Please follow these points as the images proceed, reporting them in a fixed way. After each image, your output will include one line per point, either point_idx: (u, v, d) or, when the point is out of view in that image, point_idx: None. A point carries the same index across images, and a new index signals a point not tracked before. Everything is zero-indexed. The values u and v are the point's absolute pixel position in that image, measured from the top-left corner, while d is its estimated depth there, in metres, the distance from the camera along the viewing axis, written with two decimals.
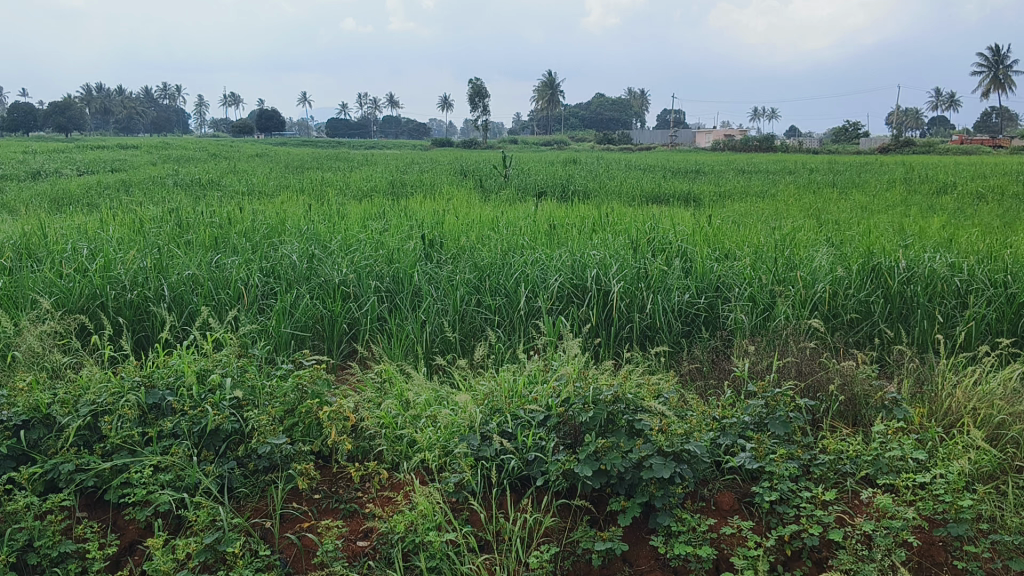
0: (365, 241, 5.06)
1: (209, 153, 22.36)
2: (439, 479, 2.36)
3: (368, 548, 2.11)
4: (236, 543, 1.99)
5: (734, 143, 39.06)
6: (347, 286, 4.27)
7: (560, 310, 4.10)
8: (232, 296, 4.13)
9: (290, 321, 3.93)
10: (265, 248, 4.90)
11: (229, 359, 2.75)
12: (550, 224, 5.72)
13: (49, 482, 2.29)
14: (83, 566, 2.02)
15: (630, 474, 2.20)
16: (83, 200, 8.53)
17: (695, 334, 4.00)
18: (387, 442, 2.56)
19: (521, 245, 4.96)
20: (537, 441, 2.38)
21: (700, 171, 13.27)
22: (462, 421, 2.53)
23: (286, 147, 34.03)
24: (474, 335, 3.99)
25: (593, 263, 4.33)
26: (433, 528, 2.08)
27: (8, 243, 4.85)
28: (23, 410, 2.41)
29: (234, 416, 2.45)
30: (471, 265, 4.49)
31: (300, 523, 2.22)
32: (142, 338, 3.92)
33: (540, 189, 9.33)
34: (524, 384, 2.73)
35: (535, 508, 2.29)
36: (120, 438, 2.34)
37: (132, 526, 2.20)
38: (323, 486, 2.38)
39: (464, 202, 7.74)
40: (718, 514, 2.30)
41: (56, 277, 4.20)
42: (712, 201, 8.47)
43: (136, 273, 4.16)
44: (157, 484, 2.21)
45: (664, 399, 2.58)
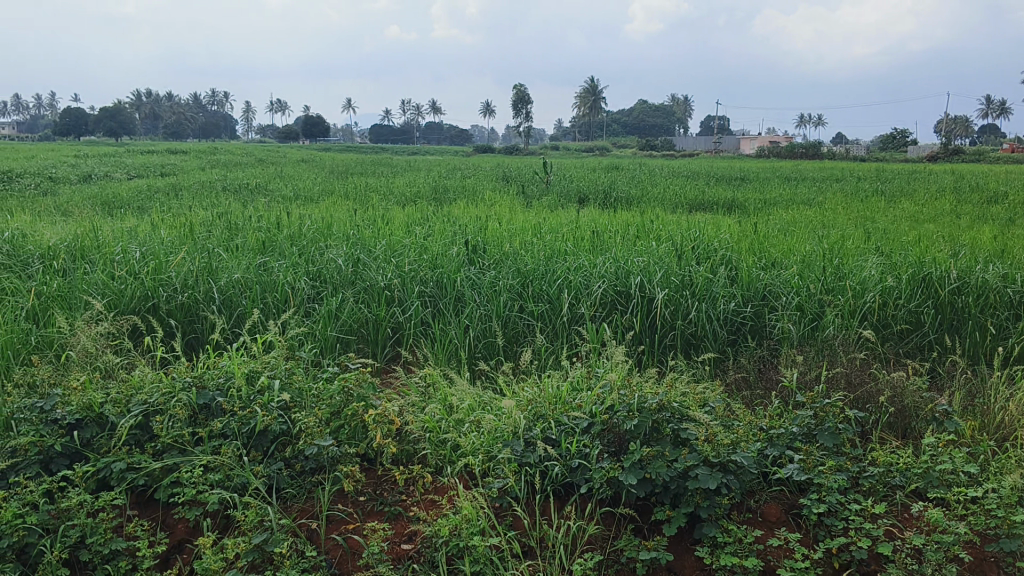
0: (409, 246, 5.09)
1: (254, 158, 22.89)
2: (483, 484, 2.35)
3: (412, 551, 2.12)
4: (283, 544, 2.00)
5: (778, 150, 38.98)
6: (392, 290, 4.30)
7: (603, 317, 4.09)
8: (279, 299, 4.18)
9: (336, 324, 3.98)
10: (311, 251, 4.95)
11: (278, 361, 2.79)
12: (593, 230, 5.70)
13: (101, 480, 2.33)
14: (134, 564, 2.05)
15: (675, 484, 2.18)
16: (133, 204, 8.70)
17: (741, 343, 3.96)
18: (432, 447, 2.57)
19: (565, 252, 4.96)
20: (582, 448, 2.36)
21: (744, 177, 13.21)
22: (506, 427, 2.53)
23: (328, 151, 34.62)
24: (518, 341, 3.99)
25: (637, 270, 4.31)
26: (477, 533, 2.07)
27: (63, 245, 4.98)
28: (77, 408, 2.46)
29: (283, 417, 2.49)
30: (514, 270, 4.49)
31: (345, 525, 2.23)
32: (192, 339, 3.99)
33: (582, 195, 9.33)
34: (568, 390, 2.72)
35: (579, 515, 2.28)
36: (170, 438, 2.38)
37: (181, 524, 2.23)
38: (368, 489, 2.39)
39: (507, 208, 7.76)
40: (765, 526, 2.28)
41: (109, 278, 4.29)
42: (756, 208, 8.40)
43: (187, 276, 4.23)
44: (206, 483, 2.24)
45: (710, 408, 2.56)
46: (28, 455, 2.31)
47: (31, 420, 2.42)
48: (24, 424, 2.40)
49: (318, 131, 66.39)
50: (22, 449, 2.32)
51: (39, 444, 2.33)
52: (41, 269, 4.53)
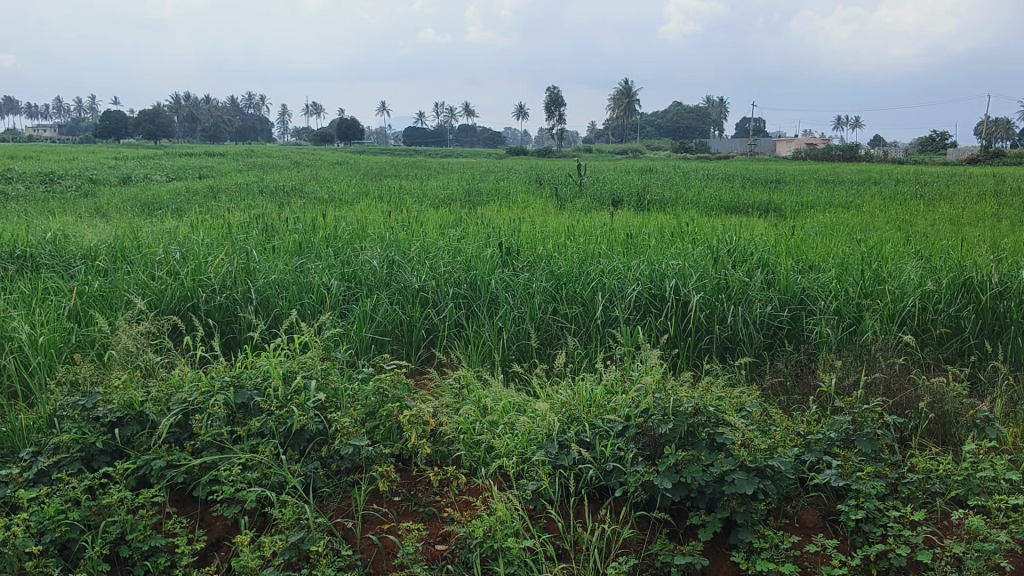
0: (443, 247, 5.11)
1: (284, 160, 23.77)
2: (517, 486, 2.36)
3: (446, 552, 2.12)
4: (319, 542, 2.02)
5: (814, 152, 38.65)
6: (427, 292, 4.32)
7: (638, 319, 4.08)
8: (315, 299, 4.22)
9: (371, 325, 4.00)
10: (346, 253, 4.99)
11: (314, 361, 2.81)
12: (627, 233, 5.68)
13: (141, 478, 2.36)
14: (173, 560, 2.08)
15: (711, 488, 2.17)
16: (172, 205, 8.83)
17: (778, 347, 3.92)
18: (466, 448, 2.58)
19: (599, 255, 4.94)
20: (616, 452, 2.35)
21: (779, 180, 13.12)
22: (540, 429, 2.52)
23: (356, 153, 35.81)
24: (552, 343, 3.98)
25: (671, 273, 4.28)
26: (511, 535, 2.07)
27: (104, 245, 5.06)
28: (118, 407, 2.50)
29: (319, 417, 2.51)
30: (548, 273, 4.49)
31: (380, 525, 2.25)
32: (230, 339, 4.03)
33: (616, 197, 9.31)
34: (603, 393, 2.71)
35: (613, 519, 2.27)
36: (209, 436, 2.41)
37: (220, 522, 2.26)
38: (403, 489, 2.41)
39: (540, 210, 7.77)
40: (802, 532, 2.25)
41: (149, 279, 4.35)
42: (793, 211, 8.32)
43: (225, 277, 4.29)
44: (244, 482, 2.26)
45: (746, 413, 2.54)
46: (70, 451, 2.35)
47: (73, 418, 2.47)
48: (67, 422, 2.46)
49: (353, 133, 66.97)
50: (65, 446, 2.37)
51: (81, 442, 2.37)
52: (83, 269, 4.61)
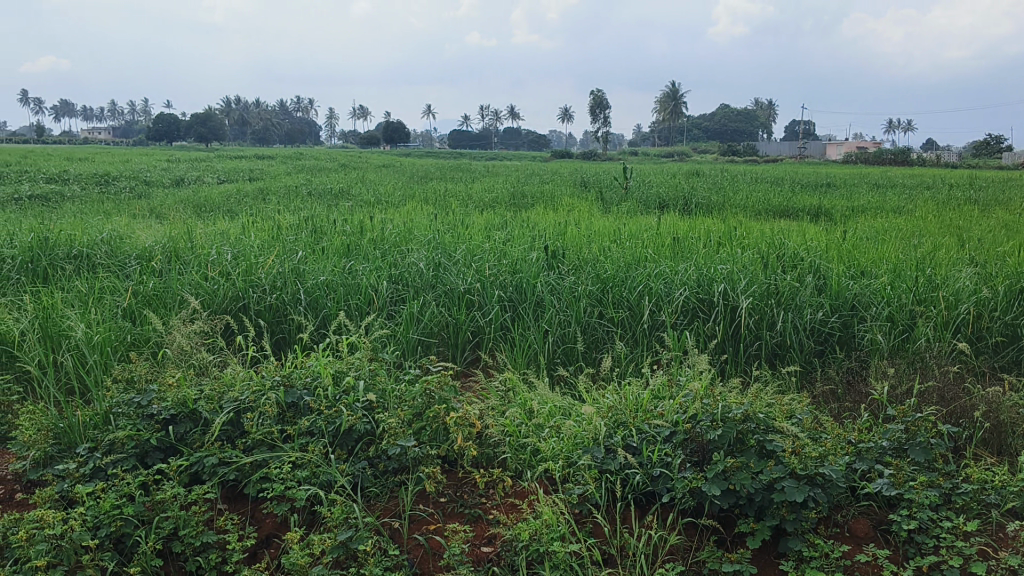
0: (489, 251, 5.12)
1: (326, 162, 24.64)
2: (563, 489, 2.35)
3: (492, 554, 2.13)
4: (367, 541, 2.03)
5: (865, 156, 38.03)
6: (473, 294, 4.34)
7: (685, 324, 4.04)
8: (363, 300, 4.25)
9: (418, 327, 4.02)
10: (393, 255, 5.03)
11: (362, 362, 2.84)
12: (674, 237, 5.64)
13: (194, 474, 2.40)
14: (224, 557, 2.11)
15: (760, 496, 2.14)
16: (223, 207, 8.98)
17: (829, 354, 3.87)
18: (512, 451, 2.58)
19: (645, 259, 4.92)
20: (663, 457, 2.34)
21: (829, 184, 12.94)
22: (586, 434, 2.52)
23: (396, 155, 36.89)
24: (598, 347, 3.97)
25: (720, 277, 4.24)
26: (557, 539, 2.07)
27: (158, 245, 5.17)
28: (171, 404, 2.55)
29: (367, 417, 2.54)
30: (594, 276, 4.47)
31: (427, 525, 2.26)
32: (280, 339, 4.08)
33: (662, 201, 9.24)
34: (650, 398, 2.69)
35: (661, 524, 2.26)
36: (260, 434, 2.45)
37: (269, 519, 2.29)
38: (449, 490, 2.42)
39: (585, 213, 7.75)
40: (853, 541, 2.22)
41: (202, 279, 4.43)
42: (843, 216, 8.19)
43: (276, 278, 4.35)
44: (294, 480, 2.29)
45: (797, 420, 2.51)
46: (125, 448, 2.40)
47: (129, 415, 2.53)
48: (122, 419, 2.52)
49: (399, 135, 67.53)
50: (120, 442, 2.42)
51: (136, 438, 2.42)
52: (138, 268, 4.71)
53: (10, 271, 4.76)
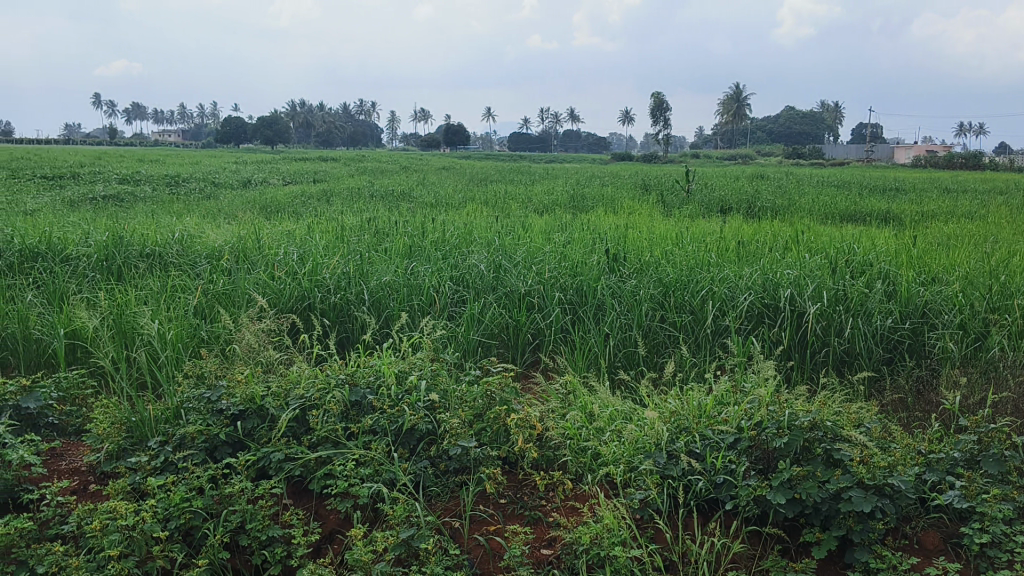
0: (550, 253, 5.12)
1: (388, 164, 25.01)
2: (625, 494, 2.34)
3: (553, 556, 2.13)
4: (429, 540, 2.05)
5: (935, 160, 37.08)
6: (533, 297, 4.35)
7: (749, 329, 3.99)
8: (424, 301, 4.29)
9: (479, 328, 4.04)
10: (454, 256, 5.07)
11: (424, 362, 2.87)
12: (737, 241, 5.57)
13: (261, 469, 2.45)
14: (288, 551, 2.14)
15: (826, 505, 2.11)
16: (288, 208, 9.16)
17: (898, 362, 3.77)
18: (573, 454, 2.57)
19: (709, 263, 4.87)
20: (727, 464, 2.31)
21: (899, 188, 12.65)
22: (648, 438, 2.50)
23: (454, 159, 37.53)
24: (660, 351, 3.94)
25: (786, 283, 4.18)
26: (618, 543, 2.05)
27: (228, 245, 5.30)
28: (240, 400, 2.61)
29: (429, 417, 2.57)
30: (656, 280, 4.43)
31: (487, 526, 2.27)
32: (343, 338, 4.14)
33: (724, 204, 9.13)
34: (713, 403, 2.67)
35: (723, 532, 2.23)
36: (325, 431, 2.49)
37: (333, 515, 2.32)
38: (510, 492, 2.42)
39: (646, 216, 7.70)
40: (922, 554, 2.16)
41: (269, 278, 4.53)
42: (912, 221, 7.99)
43: (341, 279, 4.42)
44: (357, 477, 2.32)
45: (864, 429, 2.46)
46: (195, 442, 2.47)
47: (199, 410, 2.59)
48: (193, 414, 2.59)
49: (461, 138, 67.94)
50: (190, 437, 2.49)
51: (205, 433, 2.48)
52: (208, 267, 4.83)
53: (86, 268, 4.92)
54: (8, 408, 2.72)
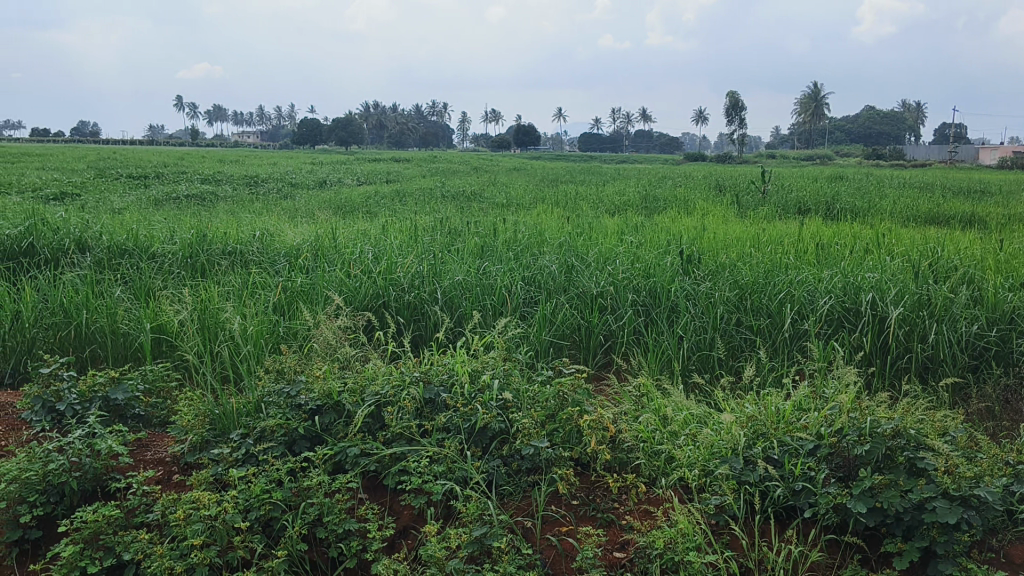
0: (622, 254, 5.09)
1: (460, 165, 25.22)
2: (699, 499, 2.30)
3: (625, 559, 2.11)
4: (502, 538, 2.06)
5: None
6: (606, 298, 4.33)
7: (828, 333, 3.90)
8: (497, 301, 4.31)
9: (551, 329, 4.04)
10: (527, 257, 5.08)
11: (497, 361, 2.89)
12: (815, 243, 5.45)
13: (337, 464, 2.49)
14: (364, 545, 2.17)
15: (909, 515, 2.04)
16: (362, 208, 9.30)
17: (985, 369, 3.64)
18: (646, 457, 2.54)
19: (786, 265, 4.78)
20: (806, 471, 2.26)
21: (986, 189, 12.27)
22: (724, 443, 2.46)
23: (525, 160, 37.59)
24: (736, 355, 3.87)
25: (867, 286, 4.09)
26: (693, 548, 2.03)
27: (305, 245, 5.40)
28: (318, 395, 2.67)
29: (502, 416, 2.58)
30: (732, 282, 4.37)
31: (560, 526, 2.26)
32: (417, 337, 4.19)
33: (801, 206, 8.96)
34: (791, 409, 2.61)
35: (801, 540, 2.18)
36: (400, 428, 2.52)
37: (407, 511, 2.34)
38: (582, 493, 2.41)
39: (720, 217, 7.60)
40: (1010, 568, 2.07)
41: (346, 276, 4.61)
42: (1000, 223, 7.70)
43: (415, 278, 4.48)
44: (431, 474, 2.34)
45: (950, 438, 2.37)
46: (275, 435, 2.52)
47: (278, 404, 2.66)
48: (273, 408, 2.65)
49: (532, 139, 68.00)
50: (270, 430, 2.54)
51: (284, 427, 2.54)
52: (287, 266, 4.93)
53: (171, 265, 5.07)
54: (98, 399, 2.82)
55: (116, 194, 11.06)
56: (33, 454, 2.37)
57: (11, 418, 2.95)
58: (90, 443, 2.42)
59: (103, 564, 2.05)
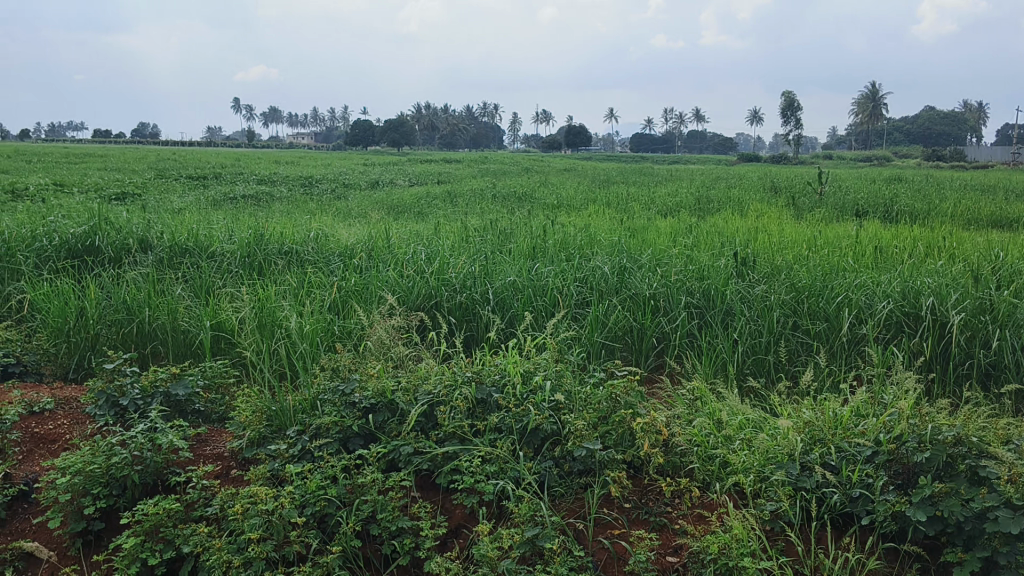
0: (676, 256, 5.06)
1: (511, 165, 25.26)
2: (754, 504, 2.28)
3: (678, 564, 2.10)
4: (554, 540, 2.05)
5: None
6: (658, 300, 4.30)
7: (887, 339, 3.83)
8: (549, 302, 4.31)
9: (603, 331, 4.02)
10: (578, 258, 5.07)
11: (549, 363, 2.89)
12: (874, 246, 5.35)
13: (391, 462, 2.51)
14: (416, 543, 2.18)
15: (970, 525, 1.98)
16: (414, 209, 9.39)
17: None
18: (700, 461, 2.52)
19: (844, 268, 4.70)
20: (864, 478, 2.22)
21: None
22: (780, 449, 2.42)
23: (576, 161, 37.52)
24: (792, 359, 3.82)
25: (927, 291, 4.00)
26: (747, 554, 2.00)
27: (360, 246, 5.47)
28: (372, 394, 2.70)
29: (553, 418, 2.59)
30: (788, 286, 4.31)
31: (611, 529, 2.25)
32: (469, 337, 4.21)
33: (859, 207, 8.80)
34: (849, 414, 2.57)
35: (859, 548, 2.14)
36: (452, 427, 2.54)
37: (459, 510, 2.35)
38: (634, 496, 2.40)
39: (775, 219, 7.50)
40: None
41: (399, 276, 4.66)
42: None
43: (467, 278, 4.50)
44: (483, 474, 2.35)
45: (1014, 446, 2.30)
46: (330, 433, 2.56)
47: (333, 402, 2.69)
48: (328, 406, 2.69)
49: (583, 140, 67.86)
50: (326, 427, 2.58)
51: (339, 424, 2.57)
52: (341, 266, 5.00)
53: (230, 264, 5.18)
54: (160, 394, 2.89)
55: (176, 194, 11.31)
56: (97, 447, 2.44)
57: (75, 412, 3.03)
58: (152, 438, 2.48)
59: (163, 557, 2.10)
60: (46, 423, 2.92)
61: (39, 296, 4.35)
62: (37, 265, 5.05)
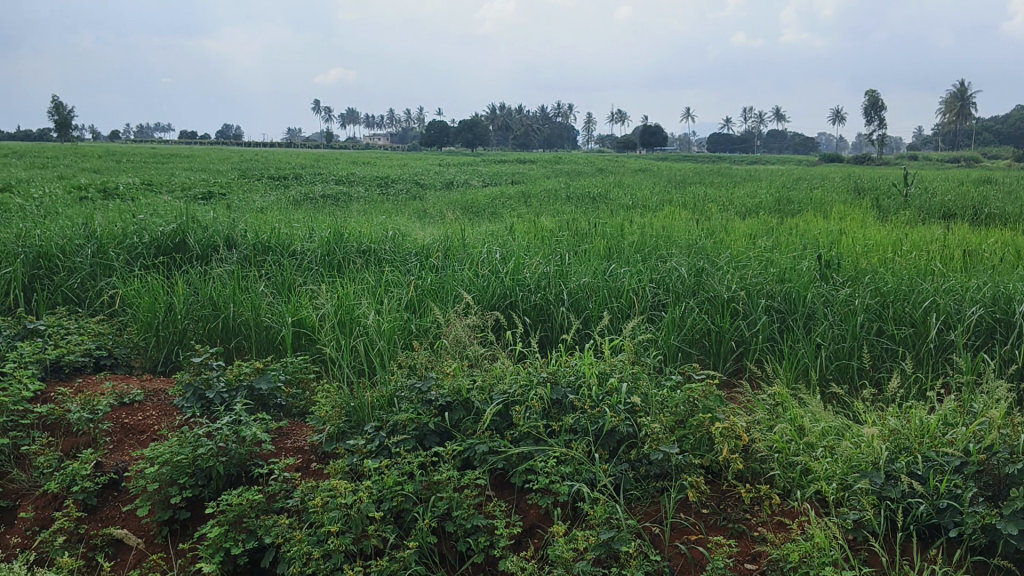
0: (754, 258, 4.98)
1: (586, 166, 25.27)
2: (836, 513, 2.22)
3: (757, 571, 2.06)
4: (629, 543, 2.04)
5: None
6: (736, 303, 4.23)
7: (978, 345, 3.70)
8: (625, 303, 4.28)
9: (680, 333, 3.97)
10: (655, 259, 5.03)
11: (625, 364, 2.87)
12: (964, 249, 5.17)
13: (466, 460, 2.52)
14: (492, 542, 2.19)
15: None
16: (489, 209, 9.44)
17: None
18: (780, 467, 2.47)
19: (931, 272, 4.55)
20: (952, 489, 2.15)
21: None
22: (864, 457, 2.36)
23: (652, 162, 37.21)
24: (877, 365, 3.71)
25: (1021, 295, 3.84)
26: (829, 563, 1.96)
27: (436, 245, 5.53)
28: (448, 392, 2.72)
29: (629, 420, 2.57)
30: (872, 289, 4.20)
31: (688, 534, 2.22)
32: (544, 338, 4.21)
33: (947, 209, 8.53)
34: (937, 423, 2.48)
35: (946, 561, 2.07)
36: (527, 427, 2.54)
37: (533, 510, 2.35)
38: (711, 502, 2.36)
39: (859, 221, 7.31)
40: None
41: (474, 275, 4.69)
42: None
43: (543, 279, 4.51)
44: (558, 475, 2.35)
45: None
46: (407, 429, 2.59)
47: (410, 399, 2.72)
48: (405, 403, 2.72)
49: (658, 140, 67.27)
50: (402, 424, 2.61)
51: (416, 421, 2.60)
52: (418, 265, 5.06)
53: (310, 262, 5.29)
54: (243, 388, 2.97)
55: (258, 194, 11.58)
56: (184, 438, 2.51)
57: (164, 404, 3.13)
58: (236, 430, 2.55)
59: (246, 546, 2.15)
60: (136, 414, 3.03)
61: (130, 292, 4.51)
62: (128, 262, 5.24)
